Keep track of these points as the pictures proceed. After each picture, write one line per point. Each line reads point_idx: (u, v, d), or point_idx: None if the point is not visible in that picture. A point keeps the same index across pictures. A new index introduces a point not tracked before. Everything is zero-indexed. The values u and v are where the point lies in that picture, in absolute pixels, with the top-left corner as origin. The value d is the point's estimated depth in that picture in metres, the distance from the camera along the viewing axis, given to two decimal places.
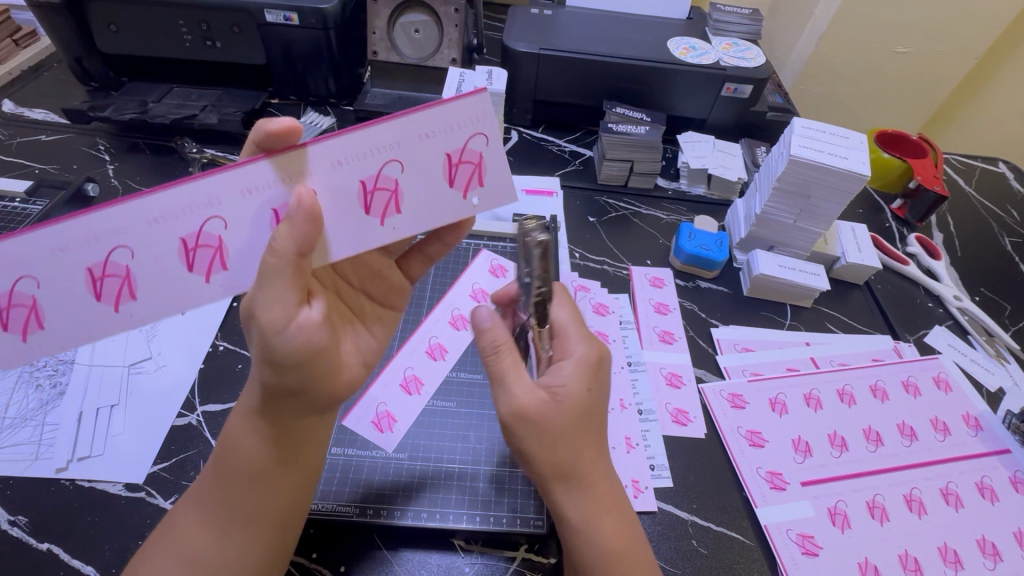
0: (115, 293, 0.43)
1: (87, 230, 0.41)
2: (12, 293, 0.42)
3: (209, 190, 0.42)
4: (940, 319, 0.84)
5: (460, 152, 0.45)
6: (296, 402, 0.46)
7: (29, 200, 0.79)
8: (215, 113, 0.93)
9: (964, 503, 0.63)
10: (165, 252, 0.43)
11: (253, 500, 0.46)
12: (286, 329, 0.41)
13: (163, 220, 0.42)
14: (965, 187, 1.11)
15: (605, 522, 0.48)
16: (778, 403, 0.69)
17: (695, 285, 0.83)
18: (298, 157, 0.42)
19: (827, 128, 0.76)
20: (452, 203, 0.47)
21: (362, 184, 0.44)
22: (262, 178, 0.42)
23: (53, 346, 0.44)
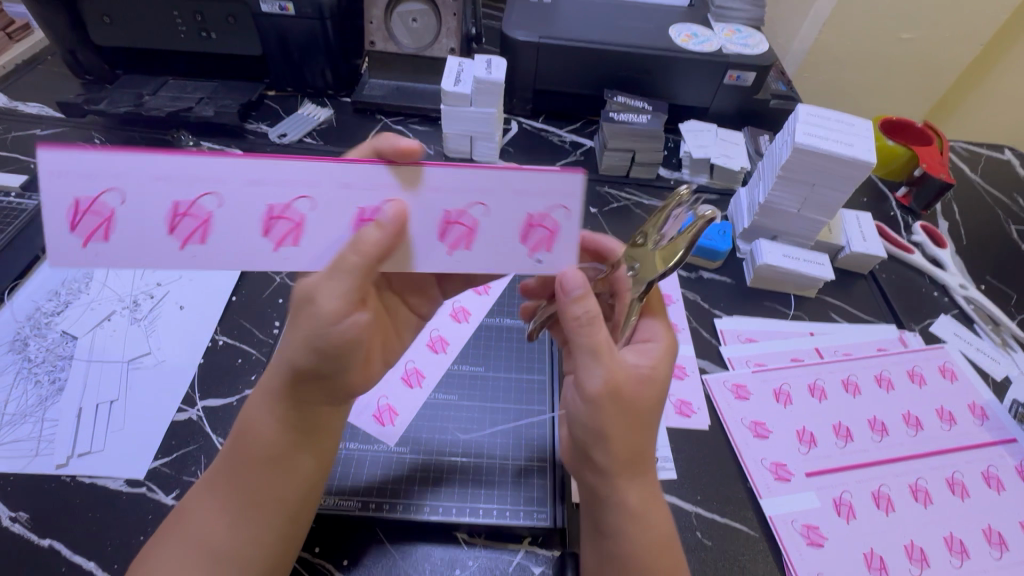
0: (188, 233, 0.40)
1: (190, 167, 0.38)
2: (95, 199, 0.38)
3: (327, 174, 0.40)
4: (946, 308, 0.83)
5: (539, 215, 0.42)
6: (317, 391, 0.47)
7: (24, 194, 0.79)
8: (212, 105, 0.92)
9: (970, 493, 0.62)
10: (253, 211, 0.40)
11: (267, 482, 0.46)
12: (340, 322, 0.42)
13: (261, 183, 0.39)
14: (971, 175, 1.10)
15: (651, 511, 0.49)
16: (782, 394, 0.69)
17: (698, 276, 0.82)
18: (402, 171, 0.40)
19: (832, 115, 0.75)
20: (513, 258, 0.43)
21: (445, 214, 0.41)
22: (358, 179, 0.40)
23: (115, 263, 0.40)
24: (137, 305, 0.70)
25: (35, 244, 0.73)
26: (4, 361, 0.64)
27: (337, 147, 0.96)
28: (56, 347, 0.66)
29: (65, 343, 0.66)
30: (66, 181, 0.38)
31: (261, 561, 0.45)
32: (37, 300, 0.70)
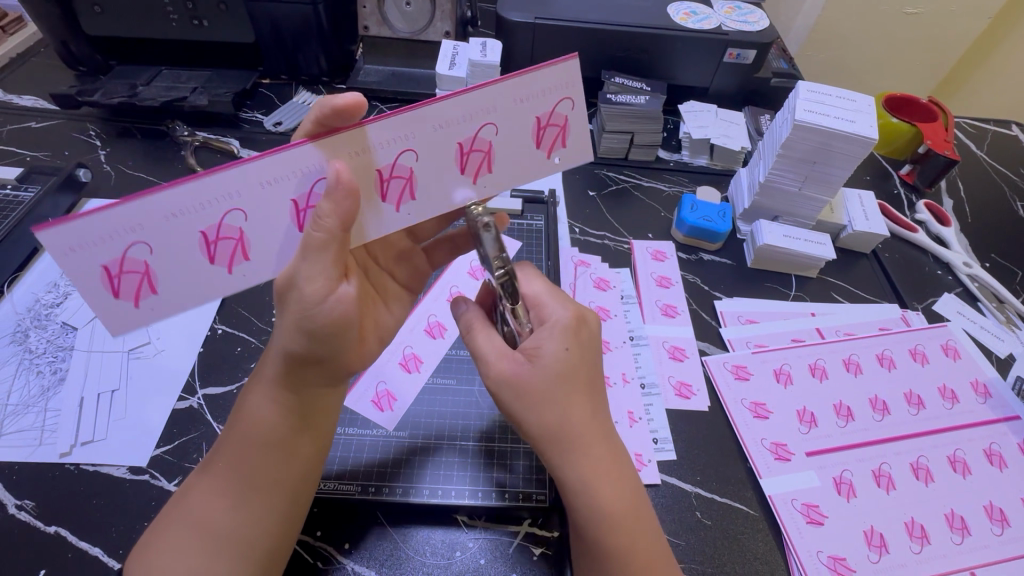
0: (133, 290, 0.42)
1: (98, 228, 0.38)
2: (122, 259, 0.40)
3: (235, 182, 0.40)
4: (949, 286, 0.82)
5: (548, 116, 0.45)
6: (316, 372, 0.47)
7: (20, 186, 0.77)
8: (206, 94, 0.91)
9: (972, 470, 0.62)
10: (185, 247, 0.42)
11: (270, 468, 0.46)
12: (326, 301, 0.42)
13: (182, 214, 0.40)
14: (977, 151, 1.08)
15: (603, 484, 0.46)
16: (783, 374, 0.68)
17: (698, 258, 0.82)
18: (402, 120, 0.41)
19: (834, 91, 0.74)
20: (535, 163, 0.47)
21: (460, 145, 0.44)
22: (362, 142, 0.41)
23: (172, 305, 0.44)
24: None
25: (33, 236, 0.73)
26: (5, 353, 0.65)
27: None
28: (56, 338, 0.66)
29: (65, 334, 0.67)
30: (85, 254, 0.39)
31: (263, 540, 0.45)
32: (36, 292, 0.70)
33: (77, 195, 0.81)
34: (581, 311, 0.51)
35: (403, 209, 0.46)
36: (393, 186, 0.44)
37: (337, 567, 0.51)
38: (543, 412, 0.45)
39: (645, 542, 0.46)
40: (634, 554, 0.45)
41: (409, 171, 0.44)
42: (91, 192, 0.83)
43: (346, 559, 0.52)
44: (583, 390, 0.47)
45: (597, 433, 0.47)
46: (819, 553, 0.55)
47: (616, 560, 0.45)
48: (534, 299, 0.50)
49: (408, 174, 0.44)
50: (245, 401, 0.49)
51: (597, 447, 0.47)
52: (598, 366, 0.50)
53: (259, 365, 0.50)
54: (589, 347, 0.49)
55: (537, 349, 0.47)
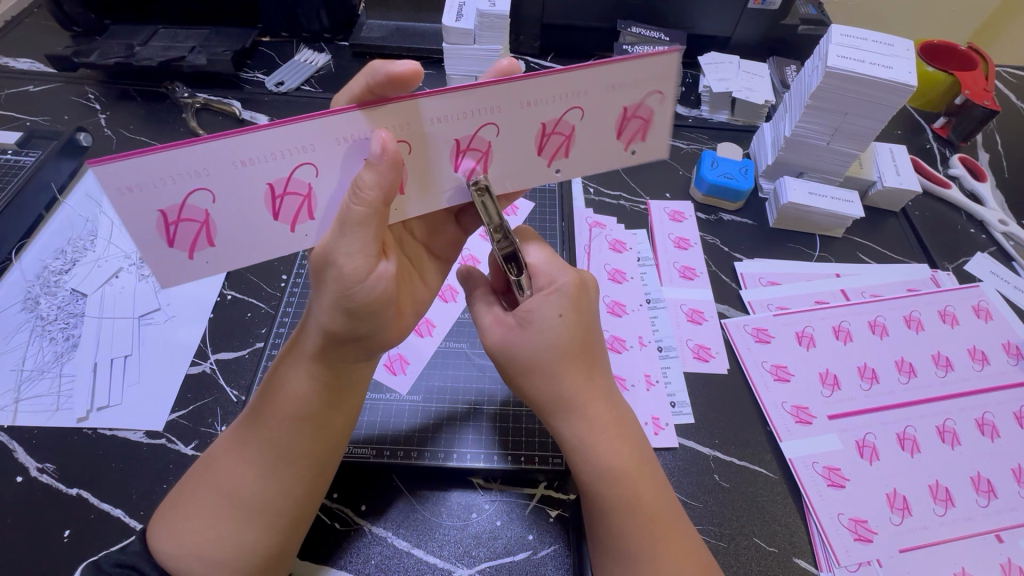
0: (190, 239, 0.40)
1: (163, 168, 0.36)
2: (182, 206, 0.38)
3: (308, 134, 0.38)
4: (982, 246, 0.79)
5: (635, 107, 0.43)
6: (353, 349, 0.44)
7: (21, 151, 0.76)
8: (204, 53, 0.88)
9: (1001, 434, 0.60)
10: (250, 200, 0.39)
11: (297, 441, 0.45)
12: (366, 280, 0.40)
13: (250, 163, 0.38)
14: (1017, 102, 1.01)
15: (603, 446, 0.46)
16: (805, 337, 0.66)
17: (718, 218, 0.78)
18: (491, 92, 0.39)
19: (869, 34, 0.69)
20: (609, 153, 0.45)
21: (542, 127, 0.42)
22: (447, 109, 0.40)
23: (229, 261, 0.41)
24: (142, 262, 0.70)
25: (37, 203, 0.72)
26: (18, 320, 0.64)
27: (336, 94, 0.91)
28: (67, 305, 0.66)
29: (75, 301, 0.66)
30: (148, 195, 0.37)
31: (287, 509, 0.45)
32: (45, 260, 0.69)
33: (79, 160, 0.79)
34: (579, 274, 0.48)
35: (475, 183, 0.44)
36: (468, 159, 0.43)
37: (356, 529, 0.52)
38: (537, 377, 0.46)
39: (652, 493, 0.46)
40: (641, 510, 0.45)
41: (487, 145, 0.42)
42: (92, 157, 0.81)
43: (364, 521, 0.52)
44: (581, 356, 0.46)
45: (598, 393, 0.47)
46: (840, 515, 0.54)
47: (622, 516, 0.44)
48: (534, 266, 0.48)
49: (486, 147, 0.42)
50: (279, 366, 0.47)
51: (597, 404, 0.46)
52: (596, 329, 0.48)
53: (294, 331, 0.47)
54: (587, 313, 0.47)
55: (528, 315, 0.45)
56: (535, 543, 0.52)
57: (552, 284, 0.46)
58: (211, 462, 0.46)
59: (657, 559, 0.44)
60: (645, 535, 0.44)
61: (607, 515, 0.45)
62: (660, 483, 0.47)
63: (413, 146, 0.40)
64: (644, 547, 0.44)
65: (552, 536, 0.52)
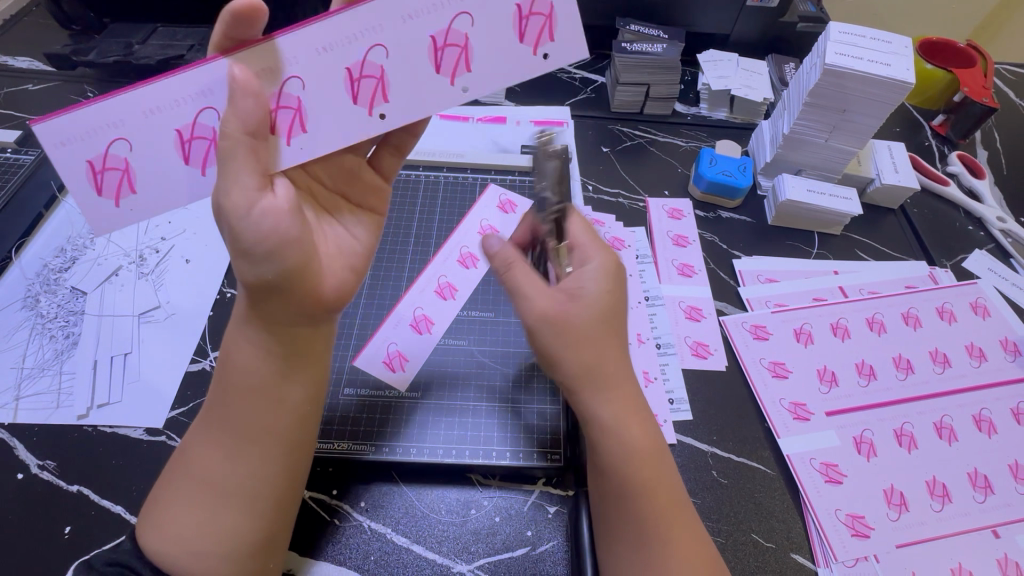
0: (116, 187, 0.44)
1: (87, 122, 0.41)
2: (105, 156, 0.42)
3: (201, 81, 0.42)
4: (980, 243, 0.79)
5: (529, 4, 0.44)
6: (276, 303, 0.43)
7: (20, 149, 0.76)
8: (203, 51, 0.88)
9: (998, 430, 0.60)
10: (163, 145, 0.43)
11: (255, 416, 0.45)
12: (247, 214, 0.39)
13: (157, 112, 0.42)
14: (1015, 99, 1.01)
15: (625, 426, 0.45)
16: (803, 334, 0.66)
17: (717, 216, 0.79)
18: (368, 12, 0.42)
19: (867, 31, 0.69)
20: (518, 59, 0.46)
21: (432, 38, 0.44)
22: (327, 37, 0.43)
23: (151, 207, 0.45)
24: (142, 260, 0.70)
25: (37, 202, 0.72)
26: (18, 318, 0.65)
27: None
28: (67, 303, 0.66)
29: (74, 298, 0.66)
30: (78, 146, 0.42)
31: (265, 490, 0.45)
32: (44, 257, 0.70)
33: None
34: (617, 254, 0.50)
35: (377, 112, 0.45)
36: (364, 87, 0.44)
37: (353, 525, 0.52)
38: (581, 350, 0.45)
39: (665, 479, 0.46)
40: (659, 489, 0.45)
41: (380, 70, 0.44)
42: None
43: (363, 517, 0.52)
44: (618, 332, 0.47)
45: (626, 373, 0.47)
46: (838, 511, 0.54)
47: (646, 500, 0.45)
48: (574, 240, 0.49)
49: (379, 72, 0.44)
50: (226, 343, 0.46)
51: (621, 384, 0.46)
52: None
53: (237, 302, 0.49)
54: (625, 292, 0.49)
55: (578, 288, 0.46)
56: (534, 539, 0.52)
57: (601, 259, 0.47)
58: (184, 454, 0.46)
59: (677, 557, 0.43)
60: (664, 524, 0.44)
61: (632, 497, 0.45)
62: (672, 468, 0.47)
63: (303, 78, 0.43)
64: (661, 532, 0.44)
65: (551, 532, 0.52)
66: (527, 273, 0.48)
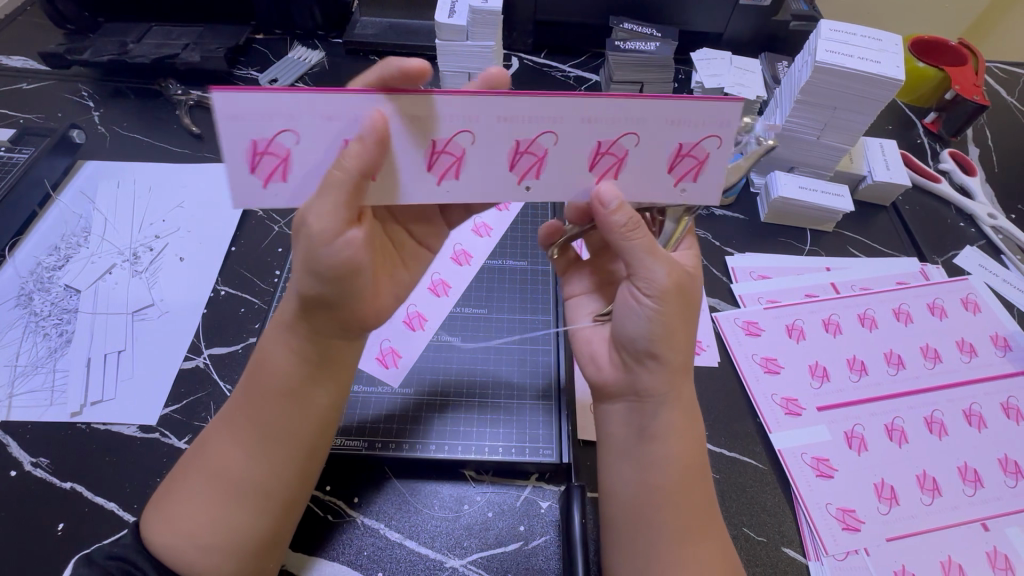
0: (269, 170, 0.41)
1: (266, 106, 0.39)
2: (271, 140, 0.40)
3: (387, 107, 0.40)
4: (971, 240, 0.79)
5: (691, 146, 0.43)
6: (328, 317, 0.46)
7: (14, 148, 0.75)
8: (198, 50, 0.88)
9: (988, 424, 0.61)
10: (329, 145, 0.41)
11: (281, 418, 0.46)
12: (333, 242, 0.41)
13: (335, 119, 0.40)
14: (1006, 97, 1.02)
15: (684, 428, 0.49)
16: (795, 329, 0.67)
17: (710, 213, 0.79)
18: (559, 101, 0.41)
19: (859, 29, 0.69)
20: (658, 186, 0.45)
21: (598, 145, 0.43)
22: (517, 110, 0.41)
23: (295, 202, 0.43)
24: (137, 258, 0.70)
25: (30, 200, 0.73)
26: (12, 316, 0.65)
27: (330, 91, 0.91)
28: (61, 301, 0.66)
29: (69, 296, 0.66)
30: (246, 124, 0.40)
31: (275, 492, 0.45)
32: (38, 256, 0.70)
33: (73, 157, 0.79)
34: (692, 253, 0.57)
35: (525, 186, 0.44)
36: (523, 160, 0.43)
37: (347, 521, 0.52)
38: (678, 334, 0.48)
39: (701, 494, 0.47)
40: (701, 489, 0.47)
41: (545, 151, 0.43)
42: (86, 154, 0.81)
43: (356, 513, 0.53)
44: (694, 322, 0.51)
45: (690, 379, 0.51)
46: (828, 505, 0.55)
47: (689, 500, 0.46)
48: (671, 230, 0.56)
49: (542, 153, 0.43)
50: (262, 343, 0.48)
51: (687, 390, 0.50)
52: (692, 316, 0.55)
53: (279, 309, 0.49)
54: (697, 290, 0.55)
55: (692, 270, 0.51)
56: (526, 534, 0.52)
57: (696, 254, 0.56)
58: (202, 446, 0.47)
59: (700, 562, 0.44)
60: (693, 525, 0.46)
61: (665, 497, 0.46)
62: (709, 480, 0.49)
63: (475, 135, 0.41)
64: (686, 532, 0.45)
65: (542, 526, 0.53)
66: (649, 234, 0.47)
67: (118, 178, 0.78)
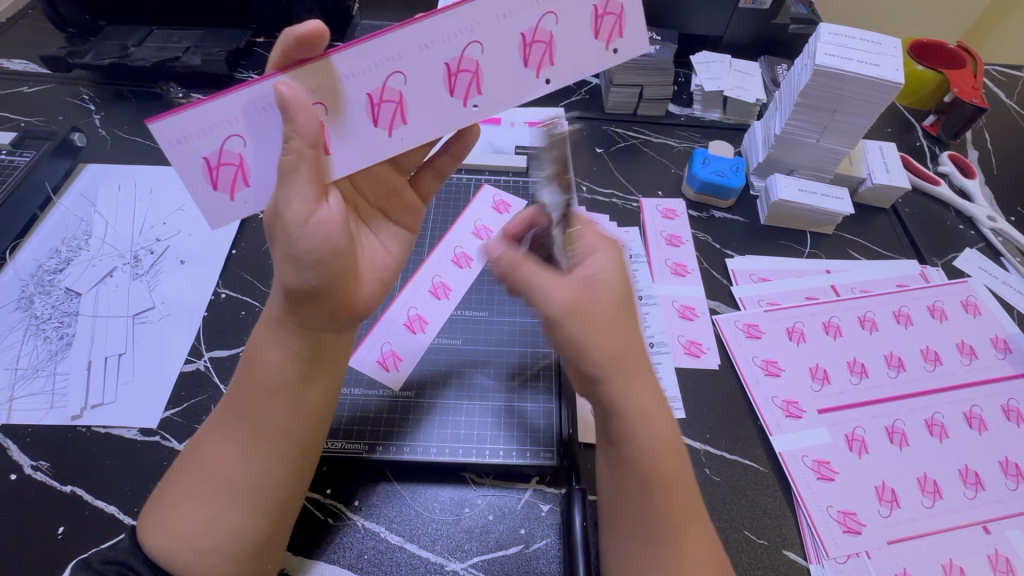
0: (229, 181, 0.44)
1: (199, 120, 0.42)
2: (220, 151, 0.43)
3: (312, 75, 0.41)
4: (971, 242, 0.79)
5: (602, 4, 0.44)
6: (315, 309, 0.45)
7: (15, 151, 0.75)
8: (199, 53, 0.88)
9: (988, 426, 0.61)
10: (272, 137, 0.43)
11: (275, 417, 0.45)
12: (308, 225, 0.41)
13: (263, 110, 0.42)
14: (1005, 99, 1.02)
15: (645, 429, 0.44)
16: (795, 332, 0.67)
17: (710, 216, 0.79)
18: (466, 10, 0.42)
19: (857, 32, 0.69)
20: (592, 57, 0.45)
21: (521, 37, 0.43)
22: (429, 35, 0.42)
23: (263, 201, 0.46)
24: (138, 260, 0.70)
25: (31, 203, 0.73)
26: (12, 319, 0.65)
27: None
28: (61, 304, 0.66)
29: (69, 299, 0.66)
30: (193, 144, 0.42)
31: (273, 491, 0.45)
32: (39, 259, 0.70)
33: (73, 160, 0.79)
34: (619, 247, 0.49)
35: (471, 106, 0.45)
36: (461, 81, 0.44)
37: (347, 524, 0.52)
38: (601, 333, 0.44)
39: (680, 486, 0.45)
40: (677, 491, 0.44)
41: (476, 65, 0.44)
42: (87, 158, 0.81)
43: (356, 517, 0.52)
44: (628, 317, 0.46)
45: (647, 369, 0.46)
46: (829, 508, 0.55)
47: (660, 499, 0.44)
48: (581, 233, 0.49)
49: (475, 66, 0.44)
50: (253, 342, 0.47)
51: (642, 390, 0.44)
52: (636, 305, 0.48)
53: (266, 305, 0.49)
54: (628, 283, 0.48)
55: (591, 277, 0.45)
56: (527, 537, 0.52)
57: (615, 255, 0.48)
58: (194, 448, 0.47)
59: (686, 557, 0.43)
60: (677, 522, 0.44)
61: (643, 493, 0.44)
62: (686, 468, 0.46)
63: (406, 70, 0.43)
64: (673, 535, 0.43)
65: (543, 530, 0.53)
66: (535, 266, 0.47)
67: (118, 181, 0.78)
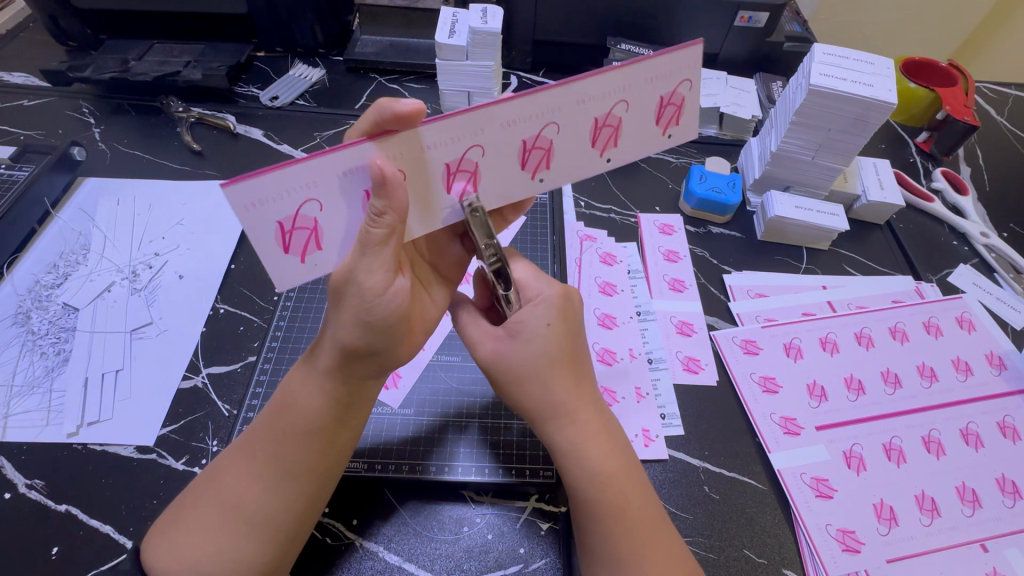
0: (302, 245, 0.41)
1: (279, 184, 0.37)
2: (295, 216, 0.39)
3: (391, 148, 0.39)
4: (965, 258, 0.80)
5: (669, 95, 0.43)
6: (367, 364, 0.45)
7: (14, 165, 0.75)
8: (199, 68, 0.89)
9: (985, 444, 0.61)
10: (354, 203, 0.41)
11: (302, 456, 0.45)
12: (385, 294, 0.41)
13: (351, 172, 0.39)
14: (997, 116, 1.04)
15: (594, 445, 0.47)
16: (792, 348, 0.67)
17: (706, 231, 0.80)
18: (550, 95, 0.40)
19: (851, 53, 0.70)
20: (649, 140, 0.46)
21: (594, 121, 0.42)
22: (512, 114, 0.40)
23: (333, 261, 0.43)
24: (136, 275, 0.70)
25: (29, 218, 0.73)
26: (8, 335, 0.64)
27: (331, 109, 0.92)
28: (59, 319, 0.66)
29: (67, 314, 0.66)
30: (269, 209, 0.38)
31: (287, 524, 0.45)
32: (36, 273, 0.70)
33: (72, 174, 0.79)
34: (566, 288, 0.51)
35: (539, 179, 0.45)
36: (533, 156, 0.43)
37: (345, 543, 0.52)
38: (531, 385, 0.47)
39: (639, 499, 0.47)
40: (631, 512, 0.46)
41: (550, 142, 0.43)
42: (86, 171, 0.81)
43: (355, 536, 0.52)
44: (570, 365, 0.48)
45: (588, 399, 0.48)
46: (828, 526, 0.55)
47: (611, 517, 0.45)
48: (520, 281, 0.51)
49: (548, 145, 0.43)
50: (289, 382, 0.47)
51: (587, 409, 0.48)
52: (583, 341, 0.51)
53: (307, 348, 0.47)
54: (575, 322, 0.50)
55: (520, 325, 0.47)
56: (526, 556, 0.52)
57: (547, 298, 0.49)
58: (214, 475, 0.47)
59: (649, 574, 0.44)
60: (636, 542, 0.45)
61: (602, 521, 0.45)
62: (642, 482, 0.48)
63: (484, 147, 0.41)
64: (633, 555, 0.44)
65: (543, 549, 0.52)
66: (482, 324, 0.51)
67: (118, 195, 0.79)
